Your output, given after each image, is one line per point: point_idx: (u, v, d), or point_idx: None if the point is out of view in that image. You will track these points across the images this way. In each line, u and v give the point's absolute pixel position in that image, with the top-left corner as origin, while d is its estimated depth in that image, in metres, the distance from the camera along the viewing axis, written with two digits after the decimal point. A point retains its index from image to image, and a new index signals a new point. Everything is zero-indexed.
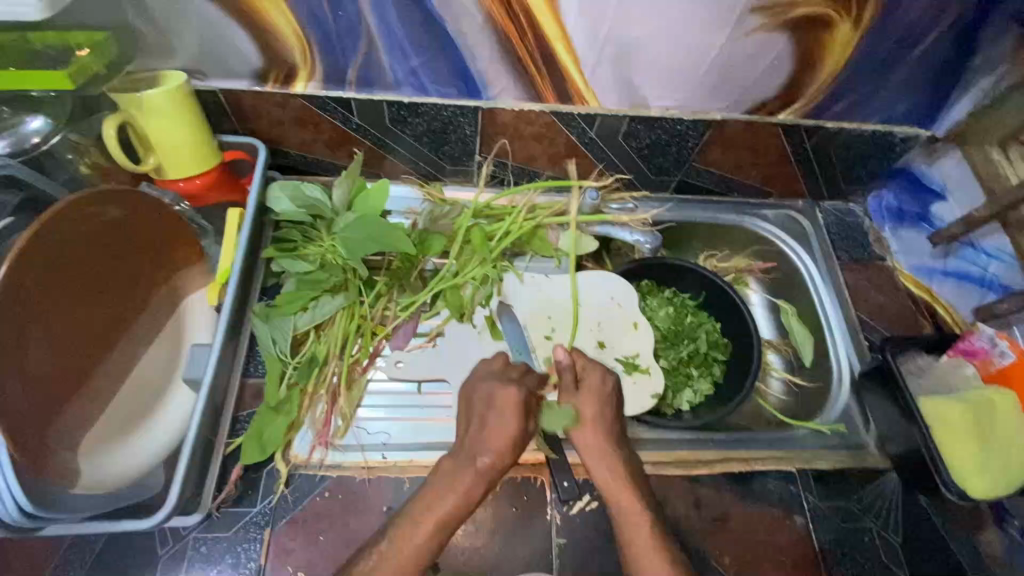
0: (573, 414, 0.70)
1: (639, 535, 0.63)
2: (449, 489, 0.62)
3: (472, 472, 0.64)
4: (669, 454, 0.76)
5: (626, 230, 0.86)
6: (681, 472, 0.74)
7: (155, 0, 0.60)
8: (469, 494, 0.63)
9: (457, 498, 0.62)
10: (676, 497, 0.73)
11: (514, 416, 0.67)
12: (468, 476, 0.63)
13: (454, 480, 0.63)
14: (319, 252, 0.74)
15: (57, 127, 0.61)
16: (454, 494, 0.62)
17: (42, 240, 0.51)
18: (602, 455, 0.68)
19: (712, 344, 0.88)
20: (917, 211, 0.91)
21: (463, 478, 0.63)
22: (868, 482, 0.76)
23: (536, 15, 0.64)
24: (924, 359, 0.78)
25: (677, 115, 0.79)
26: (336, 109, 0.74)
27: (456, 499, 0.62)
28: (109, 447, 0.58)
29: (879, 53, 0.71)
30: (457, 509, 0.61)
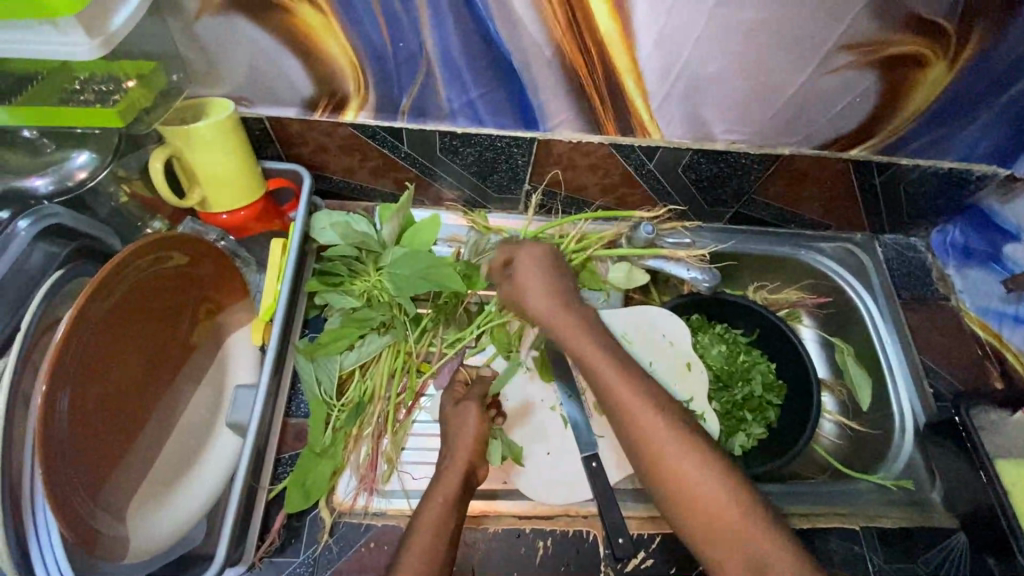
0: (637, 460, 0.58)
1: None
2: (433, 500, 0.58)
3: (457, 472, 0.60)
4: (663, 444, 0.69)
5: (682, 266, 0.82)
6: None
7: (207, 29, 0.57)
8: (454, 496, 0.58)
9: (443, 501, 0.58)
10: None
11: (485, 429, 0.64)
12: (456, 474, 0.60)
13: (441, 485, 0.59)
14: (366, 287, 0.72)
15: (105, 162, 0.58)
16: (439, 503, 0.57)
17: (100, 292, 0.48)
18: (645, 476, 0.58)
19: (767, 386, 0.84)
20: (987, 250, 0.86)
21: (446, 482, 0.59)
22: (935, 543, 0.72)
23: (608, 47, 0.60)
24: (997, 414, 0.73)
25: (743, 150, 0.74)
26: (386, 139, 0.71)
27: (451, 515, 0.57)
28: (158, 497, 0.56)
29: (970, 91, 0.66)
30: (452, 522, 0.56)
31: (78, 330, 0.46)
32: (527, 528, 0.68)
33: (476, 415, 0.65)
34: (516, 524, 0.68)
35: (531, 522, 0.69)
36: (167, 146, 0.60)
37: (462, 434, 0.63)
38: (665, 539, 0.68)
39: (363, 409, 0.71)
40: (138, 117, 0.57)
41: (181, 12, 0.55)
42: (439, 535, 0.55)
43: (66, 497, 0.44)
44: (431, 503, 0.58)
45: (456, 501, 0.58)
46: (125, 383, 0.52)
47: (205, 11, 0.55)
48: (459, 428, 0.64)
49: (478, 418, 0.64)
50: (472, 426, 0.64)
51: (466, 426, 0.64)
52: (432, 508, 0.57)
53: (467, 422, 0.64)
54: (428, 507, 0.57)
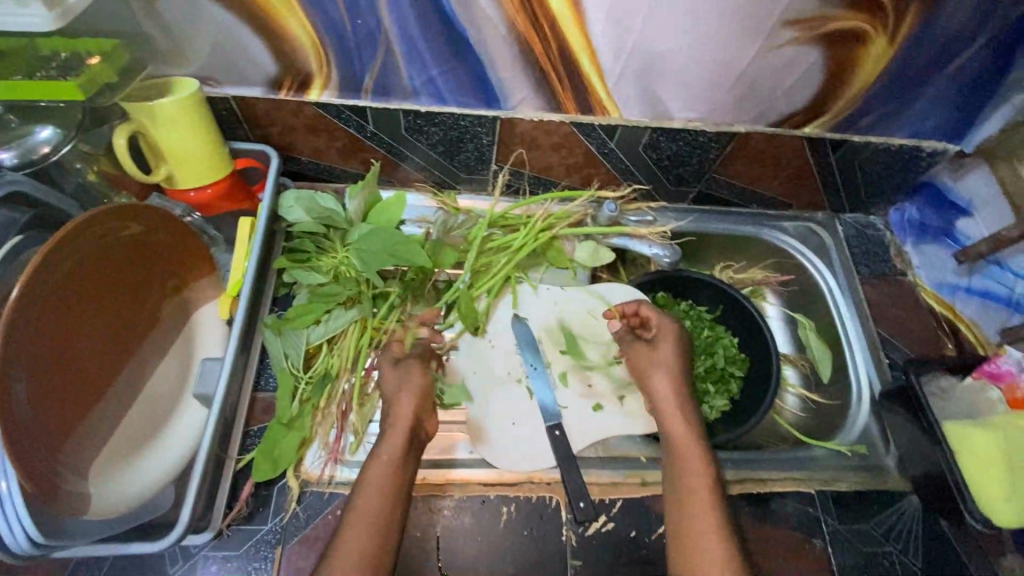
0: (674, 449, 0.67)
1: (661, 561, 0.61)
2: (376, 461, 0.60)
3: (401, 432, 0.63)
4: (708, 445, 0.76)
5: (645, 243, 0.85)
6: None
7: (168, 6, 0.58)
8: (399, 454, 0.61)
9: (389, 460, 0.61)
10: None
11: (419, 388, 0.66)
12: (399, 436, 0.62)
13: (383, 446, 0.62)
14: (333, 264, 0.73)
15: (68, 136, 0.60)
16: (383, 462, 0.60)
17: (55, 259, 0.49)
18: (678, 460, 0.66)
19: (729, 359, 0.86)
20: (941, 226, 0.89)
21: (390, 443, 0.62)
22: (887, 505, 0.74)
23: (561, 24, 0.62)
24: (947, 381, 0.76)
25: (700, 127, 0.77)
26: (351, 118, 0.72)
27: (396, 474, 0.60)
28: (123, 464, 0.57)
29: (911, 67, 0.69)
30: (399, 479, 0.60)
31: (33, 296, 0.47)
32: (491, 494, 0.70)
33: (420, 380, 0.67)
34: (481, 491, 0.70)
35: (496, 489, 0.70)
36: (131, 122, 0.62)
37: (406, 394, 0.65)
38: (626, 504, 0.70)
39: (331, 381, 0.72)
40: (102, 91, 0.58)
41: None
42: (382, 493, 0.58)
43: (25, 456, 0.45)
44: (374, 461, 0.61)
45: (401, 460, 0.61)
46: (86, 351, 0.54)
47: None
48: (400, 389, 0.66)
49: (423, 380, 0.67)
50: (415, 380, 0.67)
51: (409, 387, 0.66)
52: (379, 466, 0.60)
53: (409, 384, 0.66)
54: (372, 467, 0.60)
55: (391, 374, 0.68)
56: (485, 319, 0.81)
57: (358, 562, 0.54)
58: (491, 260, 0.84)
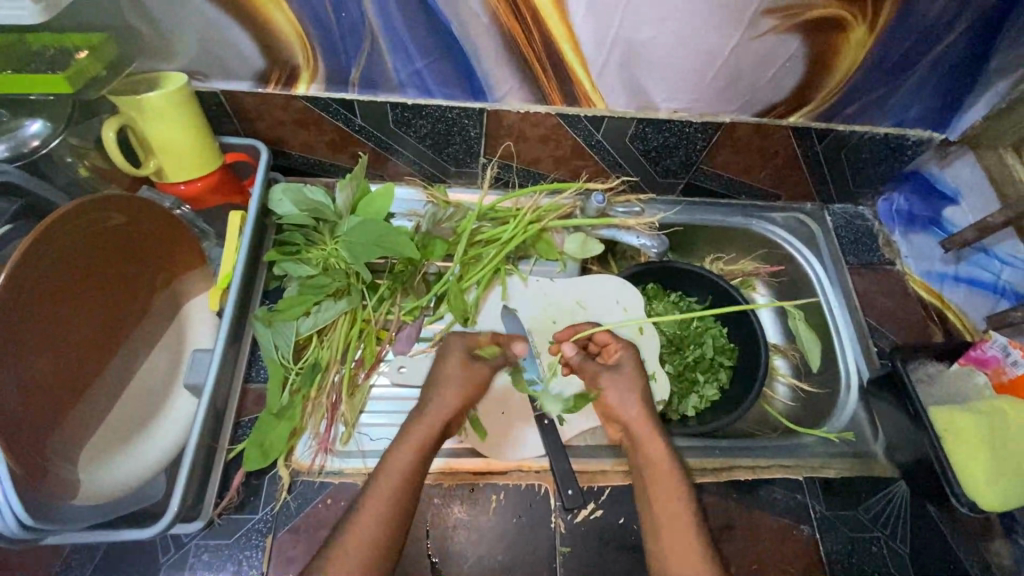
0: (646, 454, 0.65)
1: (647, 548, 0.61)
2: (404, 447, 0.61)
3: (436, 423, 0.64)
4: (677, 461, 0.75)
5: (632, 235, 0.85)
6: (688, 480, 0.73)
7: (155, 1, 0.59)
8: (426, 445, 0.62)
9: (417, 449, 0.61)
10: None
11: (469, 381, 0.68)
12: (429, 428, 0.63)
13: (411, 433, 0.62)
14: (322, 256, 0.74)
15: (58, 130, 0.61)
16: (411, 450, 0.61)
17: (40, 248, 0.50)
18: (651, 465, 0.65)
19: (718, 349, 0.87)
20: (928, 215, 0.90)
21: (420, 432, 0.62)
22: (876, 491, 0.75)
23: (543, 15, 0.63)
24: (933, 367, 0.76)
25: (686, 118, 0.77)
26: (340, 112, 0.73)
27: (418, 463, 0.61)
28: (113, 451, 0.58)
29: (893, 55, 0.70)
30: (416, 469, 0.60)
31: (19, 283, 0.48)
32: (480, 483, 0.70)
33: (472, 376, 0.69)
34: (470, 479, 0.71)
35: (485, 478, 0.71)
36: (120, 115, 0.62)
37: (451, 388, 0.67)
38: (614, 492, 0.71)
39: (321, 371, 0.72)
40: (89, 85, 0.59)
41: None
42: (403, 480, 0.59)
43: (13, 439, 0.46)
44: (403, 446, 0.61)
45: (427, 449, 0.62)
46: (74, 339, 0.54)
47: None
48: (444, 381, 0.68)
49: (474, 381, 0.68)
50: (456, 376, 0.68)
51: (451, 381, 0.67)
52: (401, 455, 0.61)
53: (450, 374, 0.68)
54: (399, 452, 0.61)
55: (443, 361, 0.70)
56: (475, 310, 0.81)
57: (361, 551, 0.55)
58: (481, 252, 0.84)
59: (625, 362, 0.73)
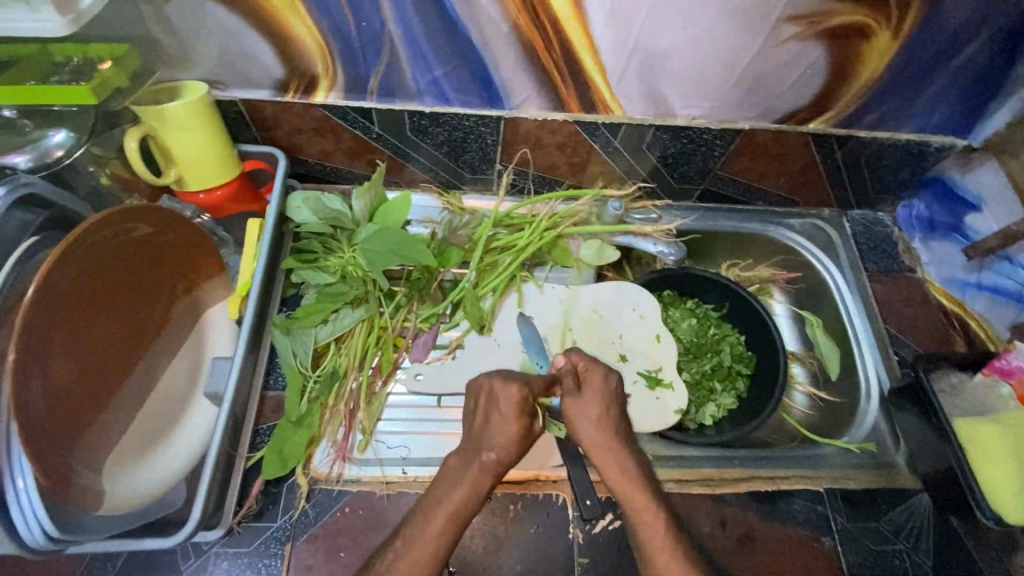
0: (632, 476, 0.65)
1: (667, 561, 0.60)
2: (460, 484, 0.61)
3: (488, 471, 0.62)
4: (694, 473, 0.74)
5: (649, 240, 0.85)
6: (705, 490, 0.73)
7: (176, 11, 0.59)
8: (480, 487, 0.61)
9: (469, 490, 0.61)
10: (701, 516, 0.71)
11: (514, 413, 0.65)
12: (485, 471, 0.62)
13: (464, 472, 0.62)
14: (340, 263, 0.74)
15: (81, 140, 0.61)
16: (465, 487, 0.61)
17: (69, 258, 0.51)
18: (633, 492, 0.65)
19: (735, 358, 0.86)
20: (949, 221, 0.88)
21: (476, 475, 0.62)
22: (899, 502, 0.74)
23: (563, 23, 0.62)
24: (956, 377, 0.75)
25: (704, 125, 0.77)
26: (357, 119, 0.73)
27: (472, 501, 0.61)
28: (135, 460, 0.58)
29: (916, 61, 0.69)
30: (469, 507, 0.60)
31: (47, 296, 0.49)
32: (497, 493, 0.70)
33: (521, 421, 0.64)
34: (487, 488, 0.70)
35: (501, 488, 0.70)
36: (142, 125, 0.63)
37: (502, 432, 0.64)
38: None
39: (338, 379, 0.72)
40: (113, 96, 0.59)
41: None
42: (457, 518, 0.59)
43: (40, 451, 0.46)
44: (459, 484, 0.61)
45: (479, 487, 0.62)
46: (98, 350, 0.55)
47: None
48: (499, 425, 0.64)
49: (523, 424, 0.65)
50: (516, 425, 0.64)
51: (505, 426, 0.64)
52: (456, 493, 0.61)
53: (500, 417, 0.65)
54: (455, 489, 0.61)
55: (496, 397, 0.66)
56: (491, 318, 0.81)
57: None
58: (497, 259, 0.84)
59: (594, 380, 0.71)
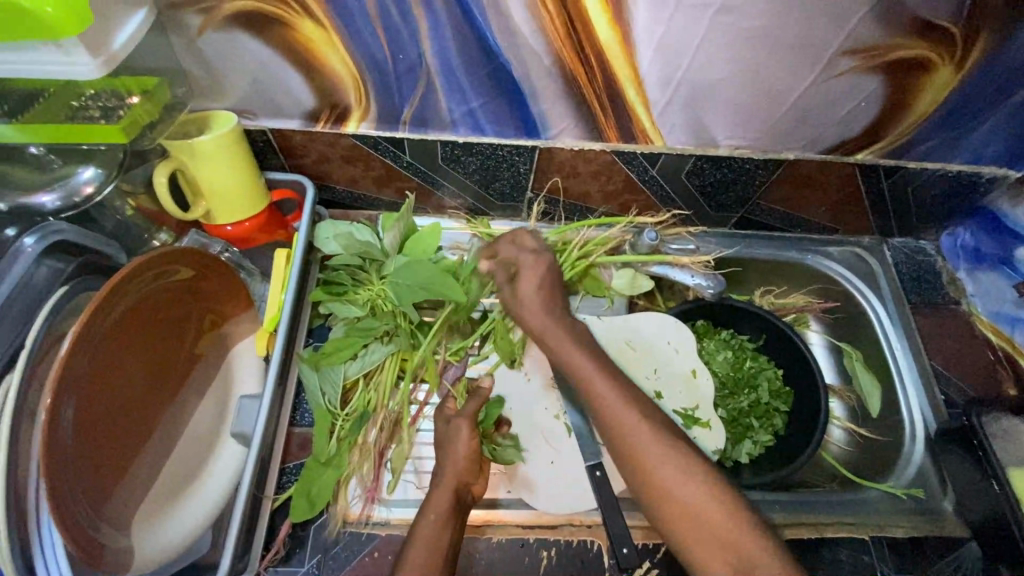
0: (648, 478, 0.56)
1: None
2: (426, 517, 0.58)
3: (447, 490, 0.60)
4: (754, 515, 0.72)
5: (687, 272, 0.81)
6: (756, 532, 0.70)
7: (208, 44, 0.57)
8: (446, 512, 0.58)
9: (442, 518, 0.58)
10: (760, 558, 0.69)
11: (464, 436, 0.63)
12: (446, 494, 0.60)
13: (431, 504, 0.59)
14: (369, 295, 0.72)
15: (111, 176, 0.60)
16: (432, 519, 0.58)
17: (109, 303, 0.49)
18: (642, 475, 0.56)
19: (773, 393, 0.83)
20: (999, 253, 0.85)
21: (437, 500, 0.59)
22: (946, 552, 0.71)
23: (608, 55, 0.60)
24: (1008, 421, 0.72)
25: (747, 155, 0.74)
26: (387, 149, 0.71)
27: (446, 533, 0.57)
28: (161, 509, 0.56)
29: (976, 95, 0.66)
30: (447, 536, 0.57)
31: (85, 346, 0.47)
32: (530, 537, 0.68)
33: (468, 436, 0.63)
34: (520, 534, 0.68)
35: (534, 532, 0.69)
36: (171, 159, 0.61)
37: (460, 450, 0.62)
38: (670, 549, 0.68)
39: (367, 418, 0.71)
40: (142, 134, 0.58)
41: (184, 28, 0.56)
42: (432, 551, 0.56)
43: (70, 513, 0.45)
44: (425, 519, 0.58)
45: (444, 516, 0.58)
46: (128, 396, 0.53)
47: (207, 26, 0.56)
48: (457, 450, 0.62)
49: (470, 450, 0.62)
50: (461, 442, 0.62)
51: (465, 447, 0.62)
52: (426, 527, 0.58)
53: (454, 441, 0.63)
54: (423, 524, 0.58)
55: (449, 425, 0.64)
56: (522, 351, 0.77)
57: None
58: None
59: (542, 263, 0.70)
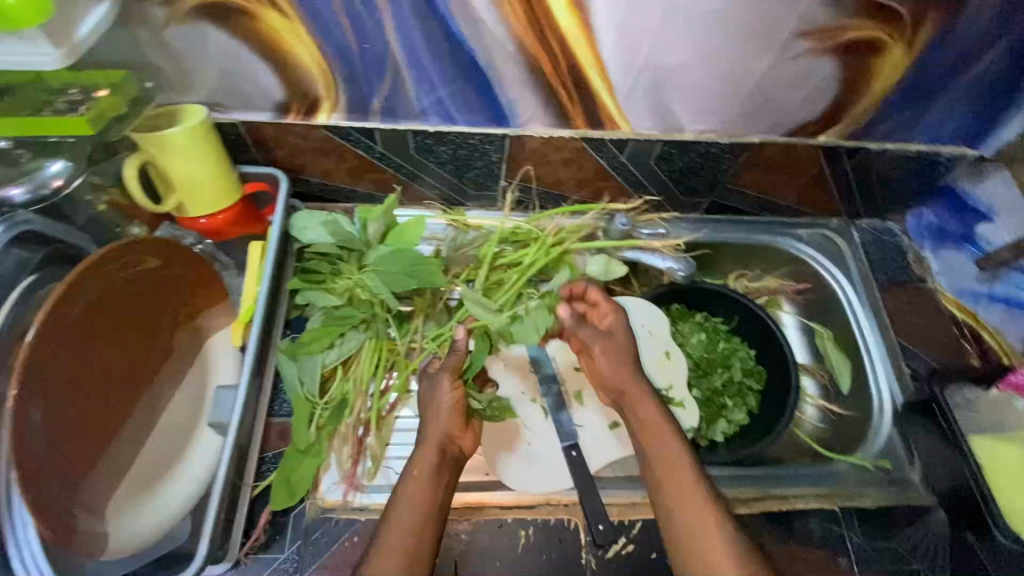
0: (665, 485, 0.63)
1: None
2: (417, 476, 0.60)
3: (433, 449, 0.62)
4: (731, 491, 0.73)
5: (658, 256, 0.83)
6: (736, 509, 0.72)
7: (175, 36, 0.58)
8: (433, 470, 0.60)
9: (430, 475, 0.60)
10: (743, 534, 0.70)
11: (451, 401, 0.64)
12: (431, 452, 0.61)
13: (418, 462, 0.61)
14: (347, 286, 0.73)
15: (79, 169, 0.60)
16: (423, 479, 0.60)
17: (72, 292, 0.50)
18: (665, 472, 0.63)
19: (746, 372, 0.85)
20: (961, 232, 0.87)
21: (423, 457, 0.61)
22: (914, 520, 0.73)
23: (570, 42, 0.61)
24: (970, 391, 0.75)
25: (713, 140, 0.76)
26: (360, 140, 0.72)
27: (434, 489, 0.60)
28: (138, 500, 0.57)
29: (929, 75, 0.68)
30: (436, 494, 0.60)
31: (50, 335, 0.48)
32: (508, 518, 0.69)
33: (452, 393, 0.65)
34: (498, 514, 0.69)
35: (512, 512, 0.69)
36: (141, 152, 0.62)
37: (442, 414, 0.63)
38: (646, 525, 0.69)
39: (348, 406, 0.71)
40: (111, 126, 0.58)
41: (149, 21, 0.56)
42: (418, 509, 0.58)
43: (39, 499, 0.45)
44: (409, 480, 0.60)
45: (434, 472, 0.60)
46: (100, 389, 0.54)
47: (173, 19, 0.56)
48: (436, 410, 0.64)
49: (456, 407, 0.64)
50: (443, 397, 0.64)
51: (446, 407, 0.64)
52: (416, 487, 0.59)
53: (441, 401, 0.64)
54: (413, 483, 0.60)
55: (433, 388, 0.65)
56: None
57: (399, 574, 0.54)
58: (503, 277, 0.82)
59: (617, 329, 0.72)
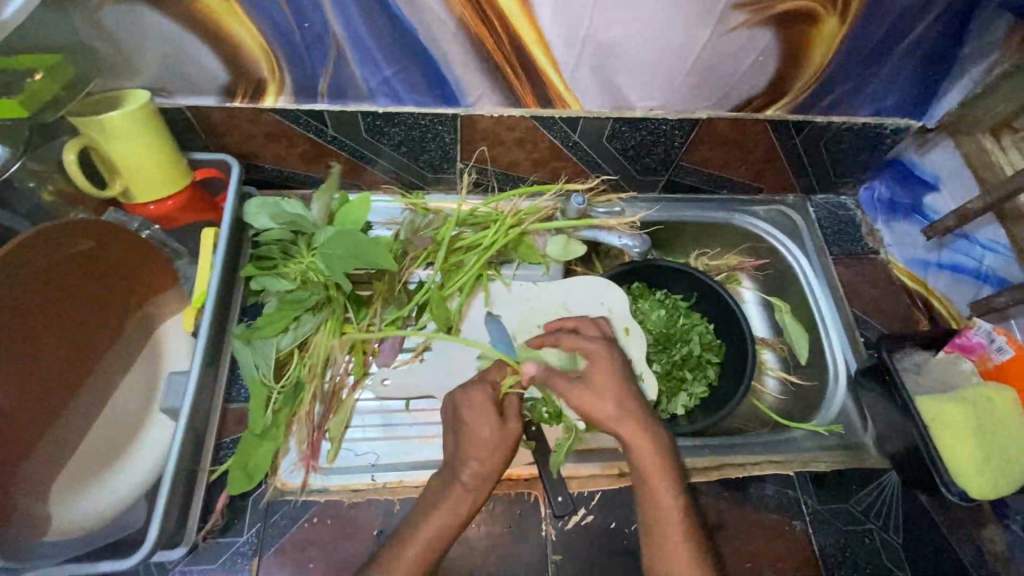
0: (655, 511, 0.61)
1: (655, 553, 0.60)
2: (437, 512, 0.60)
3: (483, 491, 0.61)
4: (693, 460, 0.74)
5: (615, 234, 0.83)
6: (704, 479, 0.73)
7: (110, 18, 0.58)
8: (467, 513, 0.60)
9: (456, 518, 0.60)
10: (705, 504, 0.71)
11: (507, 439, 0.64)
12: (472, 495, 0.61)
13: (451, 499, 0.61)
14: (300, 269, 0.72)
15: (16, 154, 0.61)
16: (444, 516, 0.59)
17: (3, 277, 0.51)
18: (664, 507, 0.61)
19: (705, 346, 0.86)
20: (910, 202, 0.89)
21: (456, 499, 0.60)
22: (868, 482, 0.75)
23: (510, 18, 0.62)
24: (920, 356, 0.76)
25: (661, 116, 0.77)
26: (310, 123, 0.72)
27: (450, 530, 0.59)
28: (89, 480, 0.59)
29: (865, 46, 0.70)
30: (442, 545, 0.58)
31: None
32: None
33: (509, 441, 0.64)
34: None
35: None
36: (83, 137, 0.61)
37: (496, 455, 0.63)
38: (605, 496, 0.70)
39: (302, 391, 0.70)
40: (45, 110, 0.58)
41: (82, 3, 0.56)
42: (425, 549, 0.58)
43: None
44: (428, 518, 0.60)
45: (463, 513, 0.60)
46: (43, 371, 0.55)
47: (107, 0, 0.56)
48: (471, 446, 0.63)
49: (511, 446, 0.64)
50: (499, 446, 0.63)
51: (482, 445, 0.63)
52: (434, 521, 0.59)
53: (485, 434, 0.63)
54: (431, 517, 0.60)
55: (464, 414, 0.65)
56: (459, 319, 0.80)
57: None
58: (462, 259, 0.83)
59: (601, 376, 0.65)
